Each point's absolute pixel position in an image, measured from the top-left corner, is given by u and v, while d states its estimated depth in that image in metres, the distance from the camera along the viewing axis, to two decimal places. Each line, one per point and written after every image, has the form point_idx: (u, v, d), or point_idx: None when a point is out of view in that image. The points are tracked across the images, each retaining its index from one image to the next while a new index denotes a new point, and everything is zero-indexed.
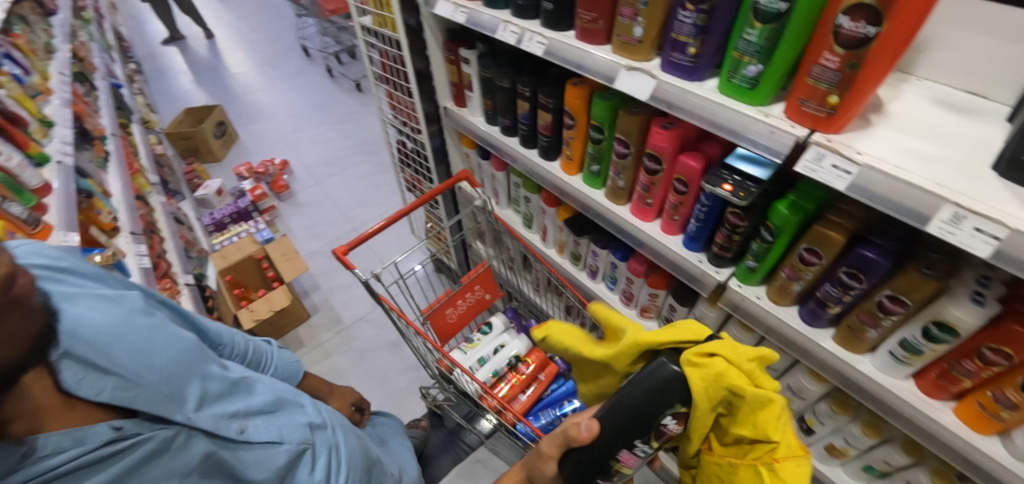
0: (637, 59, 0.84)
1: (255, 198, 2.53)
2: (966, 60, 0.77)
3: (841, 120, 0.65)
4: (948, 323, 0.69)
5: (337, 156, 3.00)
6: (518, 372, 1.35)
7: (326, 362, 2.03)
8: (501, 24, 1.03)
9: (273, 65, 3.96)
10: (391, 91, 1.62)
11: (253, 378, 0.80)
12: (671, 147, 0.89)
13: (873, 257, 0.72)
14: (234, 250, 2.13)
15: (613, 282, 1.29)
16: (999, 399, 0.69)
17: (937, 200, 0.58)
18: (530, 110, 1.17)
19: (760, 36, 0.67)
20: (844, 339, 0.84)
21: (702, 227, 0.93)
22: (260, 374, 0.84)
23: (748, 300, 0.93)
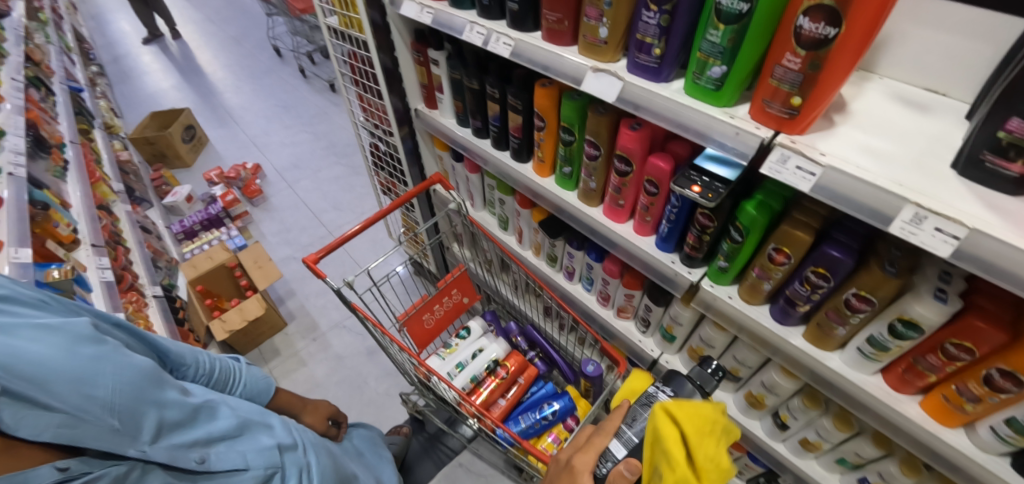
0: (603, 61, 0.83)
1: (226, 204, 2.46)
2: (924, 58, 0.78)
3: (805, 121, 0.65)
4: (913, 319, 0.69)
5: (311, 159, 2.93)
6: (496, 376, 1.34)
7: (303, 371, 1.99)
8: (467, 24, 1.01)
9: (243, 66, 3.84)
10: (361, 92, 1.58)
11: (216, 401, 0.76)
12: (639, 148, 0.88)
13: (838, 256, 0.72)
14: (204, 259, 2.06)
15: (589, 283, 1.28)
16: (963, 392, 0.70)
17: (898, 201, 0.59)
18: (500, 112, 1.15)
19: (723, 36, 0.66)
20: (814, 336, 0.84)
21: (674, 227, 0.92)
22: (224, 395, 0.80)
23: (721, 300, 0.92)
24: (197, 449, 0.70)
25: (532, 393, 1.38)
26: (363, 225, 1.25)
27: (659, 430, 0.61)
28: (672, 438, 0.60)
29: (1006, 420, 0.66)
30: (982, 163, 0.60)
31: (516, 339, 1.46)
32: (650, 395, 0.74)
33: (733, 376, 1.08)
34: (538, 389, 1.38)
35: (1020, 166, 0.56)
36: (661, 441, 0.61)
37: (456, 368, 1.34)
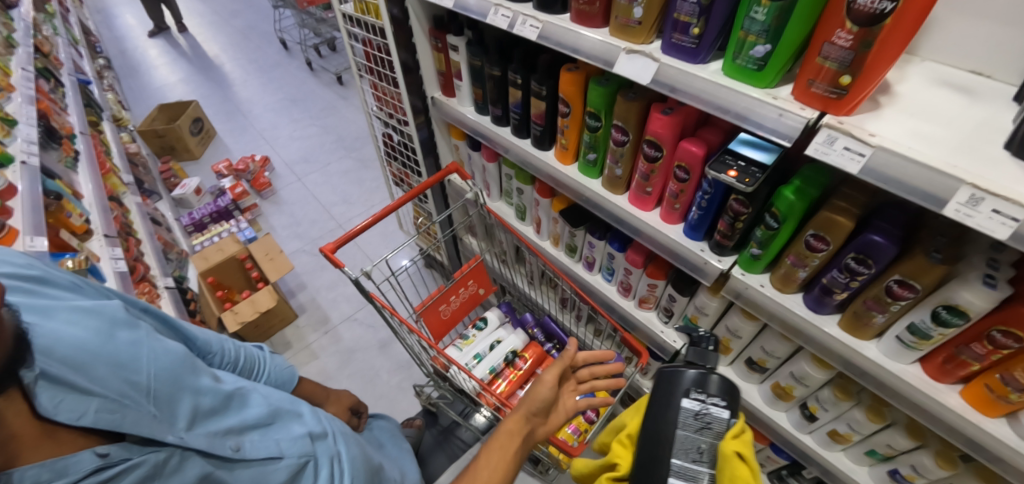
0: (636, 42, 0.81)
1: (235, 196, 2.44)
2: (969, 40, 0.76)
3: (853, 101, 0.63)
4: (959, 307, 0.67)
5: (319, 152, 2.91)
6: (515, 368, 1.33)
7: (315, 363, 1.98)
8: (491, 8, 0.99)
9: (250, 59, 3.82)
10: (376, 82, 1.56)
11: (247, 389, 0.75)
12: (671, 134, 0.86)
13: (881, 242, 0.70)
14: (214, 250, 2.05)
15: (610, 273, 1.27)
16: (1008, 381, 0.68)
17: (954, 183, 0.57)
18: (522, 99, 1.13)
19: (768, 14, 0.64)
20: (850, 325, 0.83)
21: (704, 215, 0.90)
22: (255, 383, 0.79)
23: (752, 288, 0.90)
24: (232, 437, 0.68)
25: None
26: (377, 217, 1.23)
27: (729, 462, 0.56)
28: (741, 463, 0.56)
29: None
30: None
31: (533, 330, 1.44)
32: (702, 414, 0.62)
33: (760, 367, 1.06)
34: None
35: None
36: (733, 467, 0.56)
37: (475, 359, 1.32)
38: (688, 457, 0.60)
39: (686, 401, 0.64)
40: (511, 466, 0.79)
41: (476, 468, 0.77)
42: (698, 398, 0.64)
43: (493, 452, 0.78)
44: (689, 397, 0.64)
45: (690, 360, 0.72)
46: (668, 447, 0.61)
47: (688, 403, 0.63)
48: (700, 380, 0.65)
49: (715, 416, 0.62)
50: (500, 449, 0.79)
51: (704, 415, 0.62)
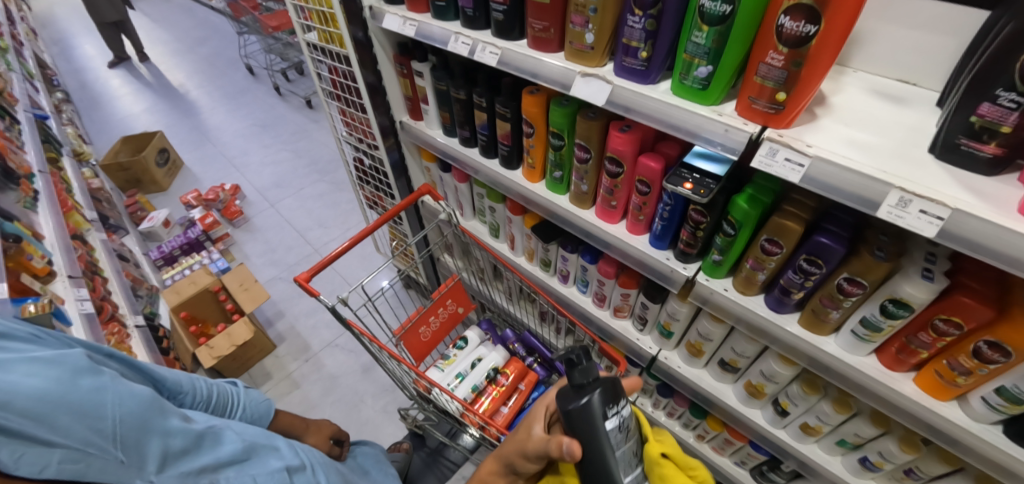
0: (590, 66, 0.85)
1: (206, 227, 2.40)
2: (895, 51, 0.82)
3: (790, 115, 0.68)
4: (903, 300, 0.72)
5: (291, 177, 2.88)
6: (497, 384, 1.33)
7: (296, 393, 1.94)
8: (452, 36, 1.02)
9: (216, 86, 3.77)
10: (344, 107, 1.57)
11: (220, 427, 0.74)
12: (630, 150, 0.90)
13: (829, 243, 0.75)
14: (186, 284, 1.99)
15: (584, 285, 1.29)
16: (954, 367, 0.73)
17: (885, 187, 0.62)
18: (488, 120, 1.15)
19: (708, 38, 0.69)
20: (809, 322, 0.87)
21: (667, 225, 0.94)
22: (227, 420, 0.77)
23: (717, 293, 0.94)
24: (206, 474, 0.67)
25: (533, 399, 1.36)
26: (352, 241, 1.24)
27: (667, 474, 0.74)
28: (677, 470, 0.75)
29: (997, 390, 0.70)
30: (958, 146, 0.65)
31: (514, 345, 1.48)
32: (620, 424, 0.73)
33: (732, 368, 1.10)
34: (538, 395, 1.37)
35: (993, 148, 0.62)
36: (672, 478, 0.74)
37: (457, 378, 1.32)
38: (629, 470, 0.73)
39: (608, 423, 0.72)
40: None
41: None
42: (614, 414, 0.73)
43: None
44: (605, 419, 0.72)
45: (581, 383, 0.75)
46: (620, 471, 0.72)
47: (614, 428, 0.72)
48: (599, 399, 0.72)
49: (627, 417, 0.74)
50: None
51: (623, 423, 0.73)
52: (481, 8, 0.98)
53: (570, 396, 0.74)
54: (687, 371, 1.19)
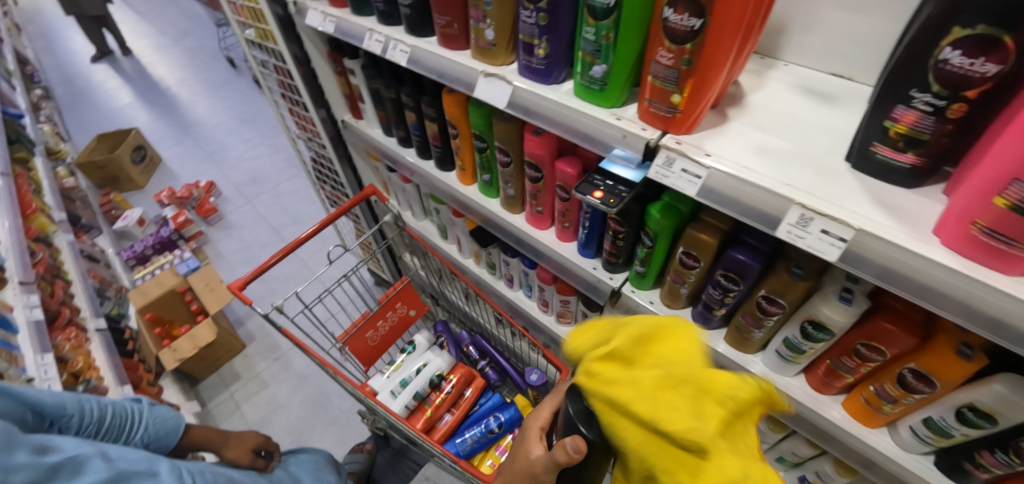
0: (496, 64, 0.79)
1: (178, 226, 2.37)
2: (828, 42, 0.74)
3: (689, 120, 0.61)
4: (822, 322, 0.66)
5: (268, 172, 2.85)
6: (441, 391, 1.29)
7: (264, 393, 1.94)
8: (366, 33, 0.96)
9: (198, 79, 3.72)
10: (289, 106, 1.51)
11: (87, 455, 0.71)
12: (547, 154, 0.84)
13: (744, 260, 0.68)
14: (152, 284, 1.97)
15: (529, 290, 1.24)
16: (881, 394, 0.70)
17: (785, 204, 0.55)
18: (418, 121, 1.09)
19: (598, 33, 0.62)
20: (735, 340, 0.82)
21: (591, 234, 0.89)
22: (102, 446, 0.75)
23: (642, 306, 0.88)
24: None
25: (480, 405, 1.33)
26: (315, 229, 1.24)
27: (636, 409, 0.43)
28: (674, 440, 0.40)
29: (924, 421, 0.67)
30: (873, 154, 0.58)
31: (467, 348, 1.45)
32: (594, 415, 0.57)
33: None
34: (487, 401, 1.34)
35: (911, 157, 0.55)
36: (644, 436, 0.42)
37: (400, 385, 1.27)
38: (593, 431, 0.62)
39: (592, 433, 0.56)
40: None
41: None
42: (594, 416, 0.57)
43: None
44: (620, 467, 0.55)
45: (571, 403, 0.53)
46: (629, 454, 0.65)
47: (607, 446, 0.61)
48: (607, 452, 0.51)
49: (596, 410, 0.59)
50: None
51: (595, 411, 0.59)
52: (392, 3, 0.91)
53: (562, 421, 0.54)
54: None
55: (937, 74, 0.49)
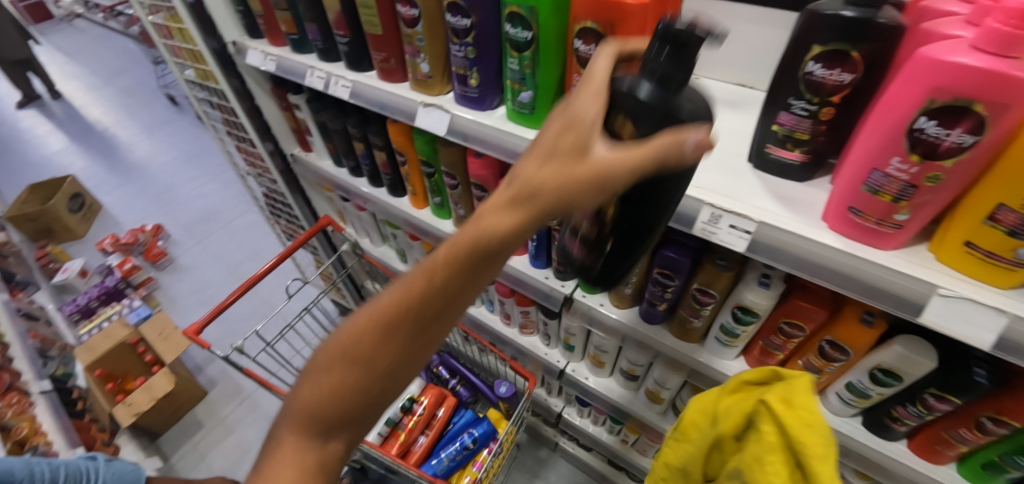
0: (433, 94, 0.84)
1: (125, 273, 2.27)
2: (729, 55, 0.83)
3: None
4: (748, 306, 0.73)
5: (219, 209, 2.77)
6: (414, 415, 1.31)
7: (231, 438, 1.87)
8: (307, 70, 0.99)
9: (137, 119, 3.59)
10: (236, 142, 1.50)
11: None
12: (490, 175, 0.89)
13: (676, 257, 0.75)
14: (100, 339, 1.87)
15: (491, 305, 1.33)
16: (808, 365, 0.79)
17: (697, 204, 0.63)
18: (367, 150, 1.12)
19: (521, 63, 0.68)
20: (679, 332, 0.88)
21: (540, 246, 0.95)
22: None
23: (594, 309, 0.95)
24: None
25: (454, 423, 1.35)
26: (270, 266, 1.22)
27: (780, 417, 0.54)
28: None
29: (848, 386, 0.77)
30: (769, 155, 0.66)
31: (438, 369, 1.46)
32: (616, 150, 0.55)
33: (632, 376, 1.13)
34: (460, 418, 1.36)
35: (799, 155, 0.63)
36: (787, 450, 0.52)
37: None
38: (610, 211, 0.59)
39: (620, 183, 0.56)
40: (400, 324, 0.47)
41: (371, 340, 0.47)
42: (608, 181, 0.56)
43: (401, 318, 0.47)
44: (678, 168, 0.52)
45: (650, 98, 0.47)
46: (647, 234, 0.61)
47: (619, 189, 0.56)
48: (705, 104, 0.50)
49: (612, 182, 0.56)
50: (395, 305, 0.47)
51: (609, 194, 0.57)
52: (331, 40, 0.95)
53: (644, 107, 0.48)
54: (596, 382, 1.23)
55: (807, 85, 0.57)
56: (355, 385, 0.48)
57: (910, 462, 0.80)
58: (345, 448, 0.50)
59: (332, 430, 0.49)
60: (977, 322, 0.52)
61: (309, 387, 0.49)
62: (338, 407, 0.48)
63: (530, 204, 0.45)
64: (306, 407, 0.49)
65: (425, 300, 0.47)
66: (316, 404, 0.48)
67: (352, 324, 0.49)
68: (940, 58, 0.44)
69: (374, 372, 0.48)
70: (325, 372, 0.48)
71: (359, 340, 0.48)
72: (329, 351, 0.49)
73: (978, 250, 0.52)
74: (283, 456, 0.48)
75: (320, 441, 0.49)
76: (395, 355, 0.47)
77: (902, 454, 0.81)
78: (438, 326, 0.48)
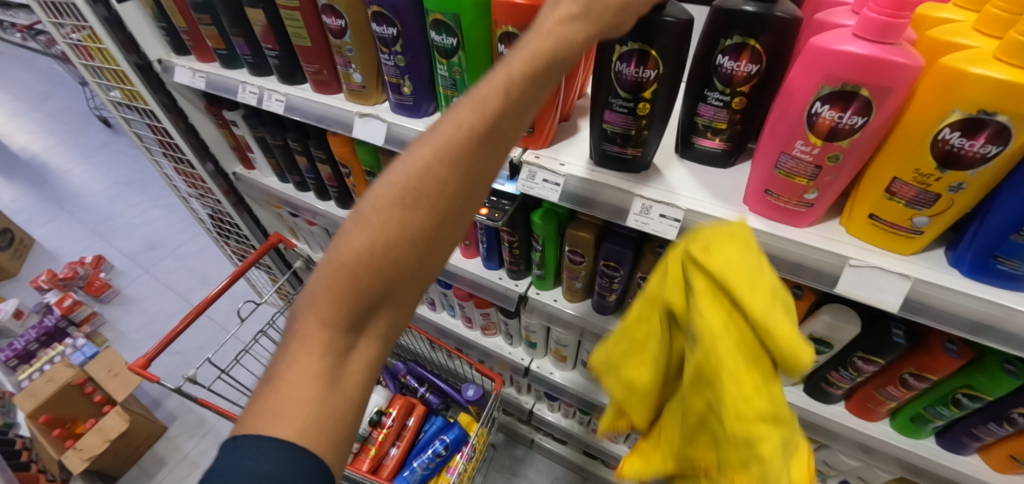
0: (369, 104, 0.83)
1: (65, 311, 2.12)
2: None
3: (542, 136, 0.71)
4: None
5: (166, 235, 2.64)
6: (383, 427, 1.29)
7: (197, 473, 1.78)
8: (239, 85, 0.96)
9: (69, 145, 3.36)
10: (173, 165, 1.44)
11: None
12: None
13: (617, 248, 0.77)
14: (41, 383, 1.73)
15: (452, 309, 1.33)
16: None
17: (629, 196, 0.66)
18: (310, 164, 1.10)
19: (450, 70, 0.69)
20: (630, 320, 0.91)
21: (490, 248, 0.97)
22: None
23: (548, 305, 0.97)
24: None
25: (425, 431, 1.34)
26: (222, 288, 1.15)
27: (676, 277, 0.49)
28: (747, 361, 0.42)
29: (787, 357, 0.82)
30: (695, 145, 0.69)
31: (405, 379, 1.47)
32: (619, 83, 0.60)
33: (593, 367, 1.17)
34: (431, 426, 1.35)
35: (720, 142, 0.66)
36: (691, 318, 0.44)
37: None
38: (620, 134, 0.64)
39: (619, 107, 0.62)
40: (389, 244, 0.45)
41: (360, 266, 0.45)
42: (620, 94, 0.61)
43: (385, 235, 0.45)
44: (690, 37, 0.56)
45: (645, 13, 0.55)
46: (672, 94, 0.61)
47: (654, 80, 0.59)
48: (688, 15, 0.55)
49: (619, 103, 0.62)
50: (381, 226, 0.45)
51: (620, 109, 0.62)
52: (261, 54, 0.92)
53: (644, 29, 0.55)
54: (560, 376, 1.25)
55: (719, 77, 0.60)
56: (391, 259, 0.45)
57: (849, 422, 0.85)
58: (377, 335, 0.48)
59: (368, 313, 0.46)
60: (885, 287, 0.56)
61: (331, 280, 0.45)
62: (375, 280, 0.45)
63: (553, 57, 0.47)
64: (338, 282, 0.45)
65: (461, 159, 0.45)
66: (352, 276, 0.45)
67: (383, 195, 0.46)
68: (829, 47, 0.47)
69: (411, 239, 0.45)
70: (358, 241, 0.45)
71: (351, 269, 0.45)
72: (360, 226, 0.46)
73: (880, 221, 0.56)
74: (316, 343, 0.44)
75: (353, 328, 0.46)
76: (387, 278, 0.45)
77: (843, 416, 0.86)
78: (434, 249, 0.47)
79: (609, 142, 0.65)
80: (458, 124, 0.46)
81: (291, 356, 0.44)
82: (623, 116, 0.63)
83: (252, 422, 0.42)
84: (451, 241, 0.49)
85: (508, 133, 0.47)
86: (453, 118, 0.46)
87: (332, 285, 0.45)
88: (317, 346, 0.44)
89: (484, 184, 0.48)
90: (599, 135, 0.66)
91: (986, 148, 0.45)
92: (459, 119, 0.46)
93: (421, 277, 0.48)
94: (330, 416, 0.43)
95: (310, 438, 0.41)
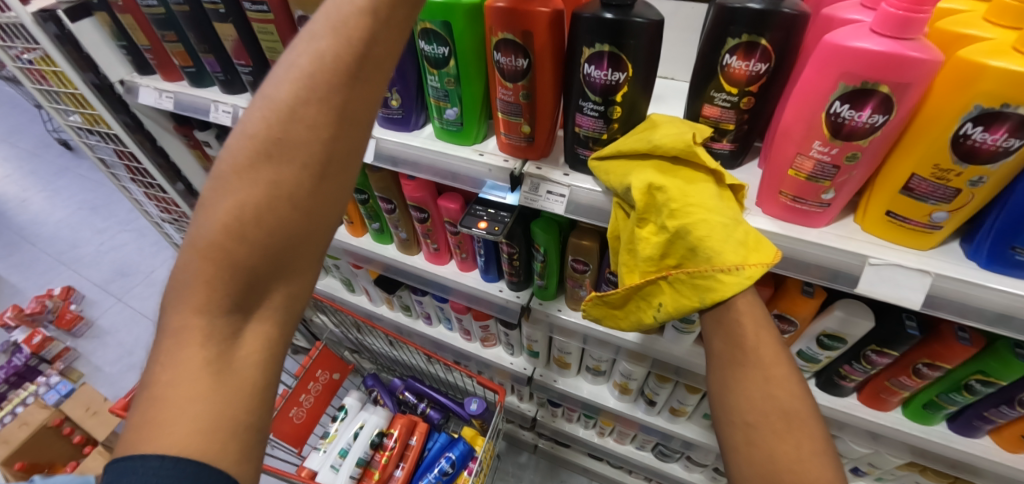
0: None
1: (34, 348, 2.00)
2: None
3: (541, 145, 0.67)
4: None
5: (139, 261, 2.52)
6: (385, 449, 1.26)
7: None
8: (211, 105, 0.90)
9: (26, 171, 3.18)
10: (144, 190, 1.36)
11: None
12: (427, 195, 0.87)
13: None
14: (14, 428, 1.63)
15: (449, 323, 1.29)
16: None
17: None
18: None
19: (442, 81, 0.66)
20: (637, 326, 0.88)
21: (488, 260, 0.93)
22: None
23: (553, 315, 0.94)
24: None
25: (429, 450, 1.31)
26: None
27: (627, 172, 0.60)
28: (711, 205, 0.56)
29: (799, 354, 0.81)
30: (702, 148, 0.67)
31: (404, 395, 1.41)
32: (587, 88, 0.58)
33: (598, 371, 1.15)
34: (435, 444, 1.31)
35: (728, 143, 0.64)
36: (633, 180, 0.58)
37: (340, 456, 1.22)
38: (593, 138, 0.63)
39: (589, 111, 0.60)
40: (252, 217, 0.43)
41: (222, 244, 0.42)
42: (589, 99, 0.59)
43: (245, 209, 0.43)
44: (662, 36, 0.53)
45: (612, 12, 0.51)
46: None
47: (624, 84, 0.56)
48: (659, 15, 0.52)
49: (590, 108, 0.60)
50: (240, 202, 0.43)
51: (591, 114, 0.60)
52: (233, 71, 0.87)
53: (609, 31, 0.52)
54: (564, 383, 1.23)
55: (724, 76, 0.57)
56: (262, 238, 0.43)
57: (861, 413, 0.85)
58: (267, 316, 0.46)
59: (247, 295, 0.44)
60: (905, 284, 0.54)
61: (198, 264, 0.43)
62: (251, 261, 0.43)
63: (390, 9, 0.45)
64: (205, 272, 0.42)
65: (310, 120, 0.44)
66: (222, 261, 0.42)
67: (233, 172, 0.44)
68: (843, 44, 0.45)
69: (278, 210, 0.43)
70: (220, 225, 0.43)
71: (215, 252, 0.42)
72: (218, 207, 0.44)
73: (897, 218, 0.55)
74: (195, 332, 0.42)
75: (234, 310, 0.44)
76: (260, 253, 0.43)
77: (854, 407, 0.86)
78: (308, 219, 0.45)
79: (581, 145, 0.64)
80: (303, 88, 0.44)
81: (168, 350, 0.42)
82: (595, 119, 0.61)
83: (145, 444, 0.38)
84: (327, 207, 0.47)
85: (362, 90, 0.46)
86: (291, 78, 0.44)
87: (200, 276, 0.43)
88: (195, 335, 0.42)
89: (348, 143, 0.46)
90: (572, 138, 0.65)
91: (1008, 142, 0.43)
92: (302, 81, 0.44)
93: (301, 249, 0.46)
94: (226, 410, 0.40)
95: (199, 440, 0.38)
